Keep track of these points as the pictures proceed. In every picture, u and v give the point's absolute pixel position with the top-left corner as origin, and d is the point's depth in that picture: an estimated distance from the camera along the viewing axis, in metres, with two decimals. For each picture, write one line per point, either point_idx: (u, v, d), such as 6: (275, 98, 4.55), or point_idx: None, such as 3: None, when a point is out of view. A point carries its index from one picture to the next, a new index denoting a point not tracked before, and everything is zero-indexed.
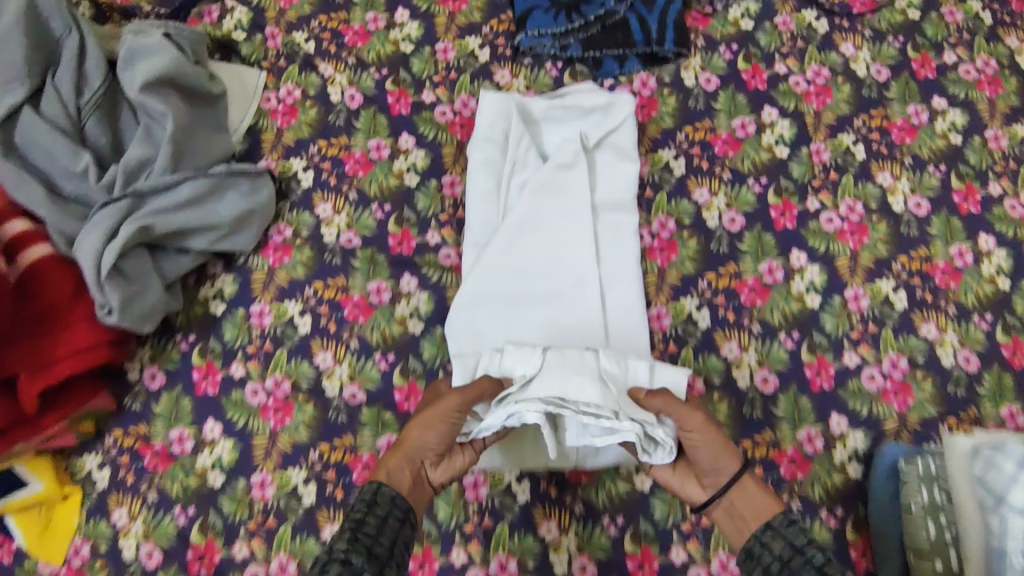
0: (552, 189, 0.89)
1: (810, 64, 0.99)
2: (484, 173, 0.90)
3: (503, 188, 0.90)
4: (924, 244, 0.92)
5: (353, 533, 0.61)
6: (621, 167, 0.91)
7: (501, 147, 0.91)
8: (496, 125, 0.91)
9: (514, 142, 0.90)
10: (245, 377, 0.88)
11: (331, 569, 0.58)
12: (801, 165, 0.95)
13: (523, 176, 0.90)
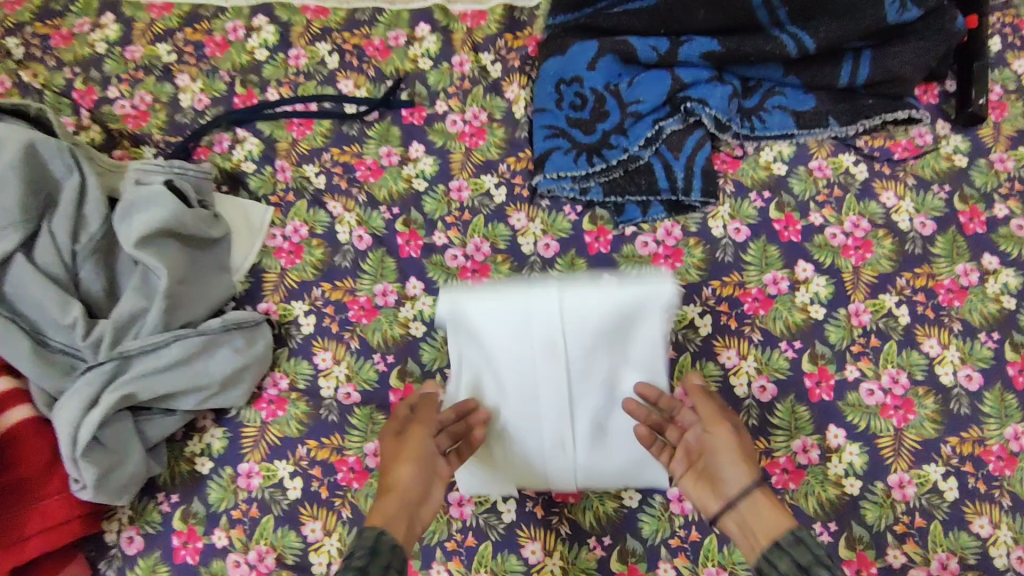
0: (561, 391, 0.75)
1: (848, 215, 0.94)
2: (475, 374, 0.78)
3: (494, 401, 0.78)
4: (975, 424, 0.83)
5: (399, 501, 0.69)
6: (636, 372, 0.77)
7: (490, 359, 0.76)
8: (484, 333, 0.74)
9: (506, 357, 0.75)
10: (228, 547, 0.81)
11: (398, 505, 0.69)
12: (839, 328, 0.87)
13: (519, 375, 0.76)
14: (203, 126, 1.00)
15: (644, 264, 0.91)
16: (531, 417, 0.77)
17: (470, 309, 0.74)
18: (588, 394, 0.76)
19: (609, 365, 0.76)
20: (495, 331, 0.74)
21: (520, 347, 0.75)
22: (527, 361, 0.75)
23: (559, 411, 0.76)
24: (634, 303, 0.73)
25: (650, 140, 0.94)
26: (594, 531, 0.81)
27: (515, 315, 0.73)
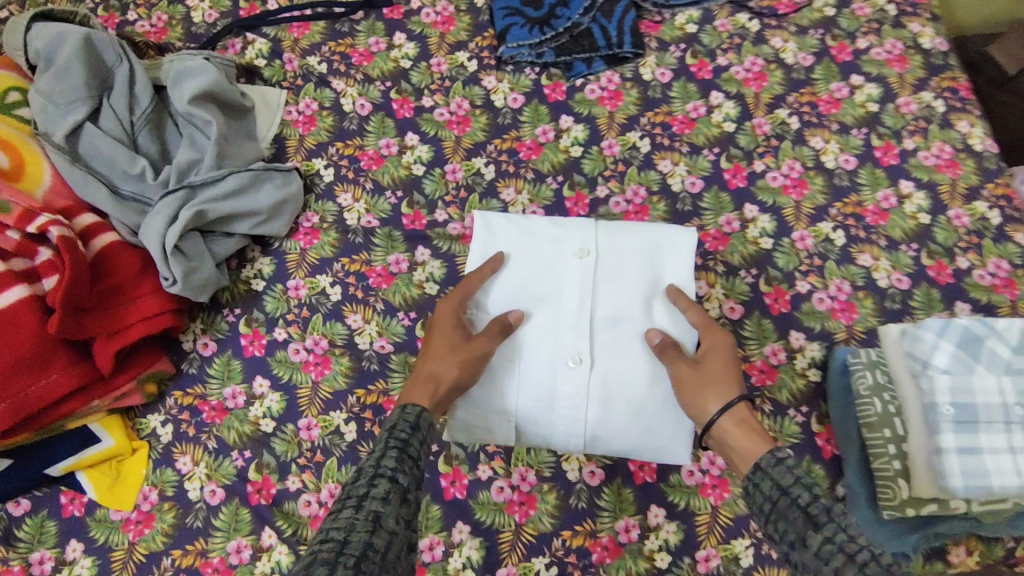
0: (578, 288, 0.93)
1: (747, 56, 1.18)
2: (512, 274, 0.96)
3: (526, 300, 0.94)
4: (854, 192, 1.08)
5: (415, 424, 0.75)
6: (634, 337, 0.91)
7: (528, 264, 0.96)
8: (521, 256, 0.96)
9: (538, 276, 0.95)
10: (288, 339, 1.01)
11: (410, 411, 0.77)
12: (747, 136, 1.12)
13: (547, 295, 0.94)
14: (217, 35, 1.20)
15: (593, 106, 1.15)
16: (552, 335, 0.92)
17: (500, 230, 0.99)
18: (606, 299, 0.93)
19: (627, 308, 0.92)
20: (529, 258, 0.96)
21: (550, 252, 0.96)
22: (543, 315, 0.93)
23: (576, 303, 0.92)
24: (665, 241, 0.96)
25: (587, 9, 1.17)
26: None
27: (544, 255, 0.96)
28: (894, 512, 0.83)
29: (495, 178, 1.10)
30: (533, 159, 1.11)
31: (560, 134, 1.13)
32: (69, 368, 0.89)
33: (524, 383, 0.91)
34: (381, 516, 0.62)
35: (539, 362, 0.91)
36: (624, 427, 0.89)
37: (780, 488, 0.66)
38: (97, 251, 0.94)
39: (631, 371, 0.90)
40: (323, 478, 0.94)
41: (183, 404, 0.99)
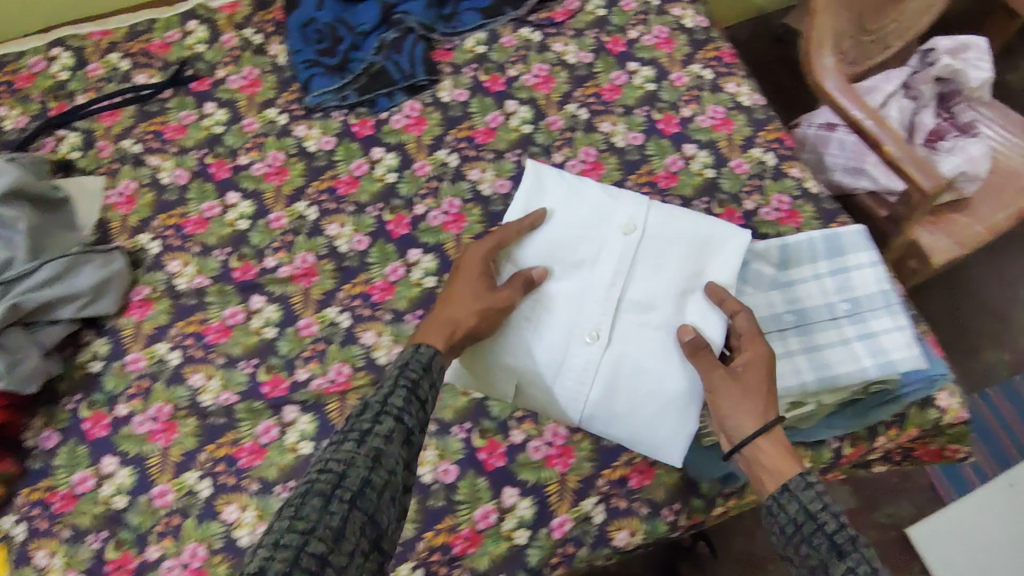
0: (625, 262, 0.97)
1: (534, 64, 1.30)
2: (561, 225, 1.01)
3: (581, 267, 0.99)
4: (645, 163, 1.19)
5: (424, 365, 0.78)
6: (660, 322, 0.95)
7: (592, 220, 1.01)
8: (563, 216, 1.02)
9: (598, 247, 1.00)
10: (132, 412, 1.02)
11: (426, 350, 0.79)
12: (544, 133, 1.23)
13: (582, 269, 0.99)
14: (29, 138, 1.23)
15: (400, 134, 1.23)
16: (590, 308, 0.96)
17: (551, 185, 1.05)
18: (646, 278, 0.97)
19: (666, 295, 0.95)
20: (588, 217, 1.01)
21: (600, 217, 1.01)
22: (575, 292, 0.98)
23: (608, 280, 0.97)
24: (725, 241, 0.98)
25: (379, 49, 1.26)
26: (409, 308, 1.07)
27: (586, 218, 1.01)
28: (710, 437, 0.92)
29: (319, 217, 1.16)
30: (352, 192, 1.18)
31: (373, 165, 1.20)
32: None
33: (539, 347, 0.95)
34: (382, 454, 0.66)
35: (558, 334, 0.95)
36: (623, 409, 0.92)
37: (810, 519, 0.70)
38: None
39: (653, 354, 0.93)
40: (183, 540, 0.93)
41: (32, 500, 0.97)
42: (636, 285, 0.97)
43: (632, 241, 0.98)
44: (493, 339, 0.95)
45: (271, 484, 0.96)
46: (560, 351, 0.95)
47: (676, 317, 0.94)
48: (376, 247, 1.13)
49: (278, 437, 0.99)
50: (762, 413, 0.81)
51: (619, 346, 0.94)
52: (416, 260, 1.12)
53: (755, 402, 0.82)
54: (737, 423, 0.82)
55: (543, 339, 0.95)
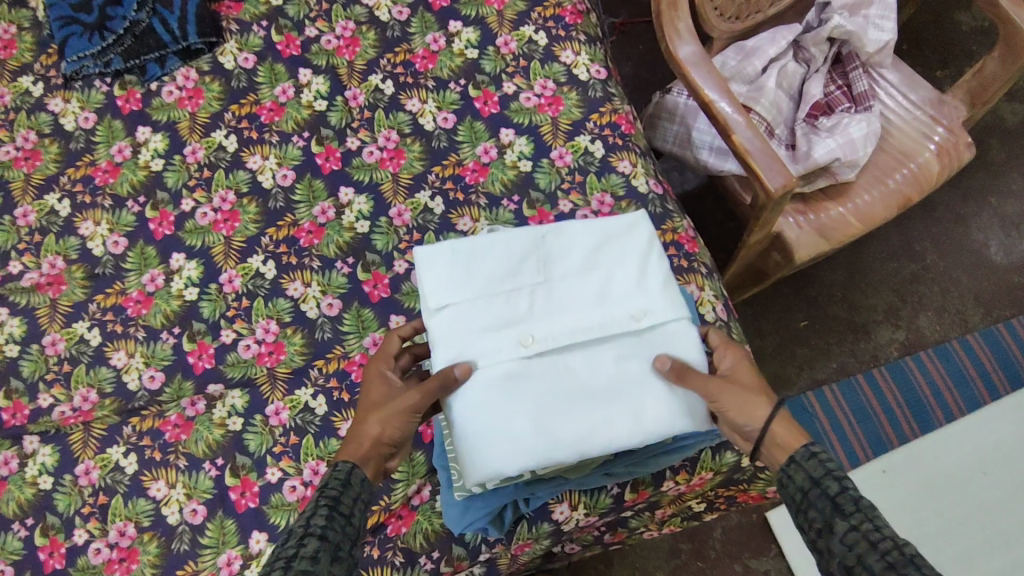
0: (615, 328, 0.74)
1: (337, 21, 1.11)
2: (571, 242, 0.80)
3: (558, 296, 0.77)
4: (452, 152, 1.03)
5: (341, 487, 0.64)
6: (562, 410, 0.71)
7: (590, 248, 0.80)
8: (608, 235, 0.81)
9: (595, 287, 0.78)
10: None
11: (343, 467, 0.67)
12: (339, 112, 1.05)
13: (574, 303, 0.76)
14: None
15: (171, 110, 1.06)
16: (534, 331, 0.74)
17: (626, 252, 0.80)
18: (612, 366, 0.73)
19: (598, 397, 0.72)
20: (594, 257, 0.80)
21: (620, 289, 0.78)
22: (581, 332, 0.74)
23: (588, 328, 0.74)
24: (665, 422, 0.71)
25: (142, 4, 1.08)
26: (165, 326, 0.96)
27: (618, 258, 0.80)
28: (460, 491, 0.80)
29: (72, 213, 1.02)
30: (110, 183, 1.03)
31: (138, 149, 1.05)
32: None
33: (454, 326, 0.74)
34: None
35: (495, 329, 0.74)
36: (467, 398, 0.71)
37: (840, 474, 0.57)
38: None
39: (498, 419, 0.70)
40: None
41: None
42: (598, 357, 0.73)
43: (620, 330, 0.74)
44: (470, 298, 0.75)
45: (9, 521, 0.90)
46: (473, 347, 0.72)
47: (556, 415, 0.71)
48: (135, 250, 1.00)
49: (19, 469, 0.92)
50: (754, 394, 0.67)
51: (508, 401, 0.70)
52: (179, 267, 0.99)
53: (747, 387, 0.68)
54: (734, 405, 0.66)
55: (488, 332, 0.74)
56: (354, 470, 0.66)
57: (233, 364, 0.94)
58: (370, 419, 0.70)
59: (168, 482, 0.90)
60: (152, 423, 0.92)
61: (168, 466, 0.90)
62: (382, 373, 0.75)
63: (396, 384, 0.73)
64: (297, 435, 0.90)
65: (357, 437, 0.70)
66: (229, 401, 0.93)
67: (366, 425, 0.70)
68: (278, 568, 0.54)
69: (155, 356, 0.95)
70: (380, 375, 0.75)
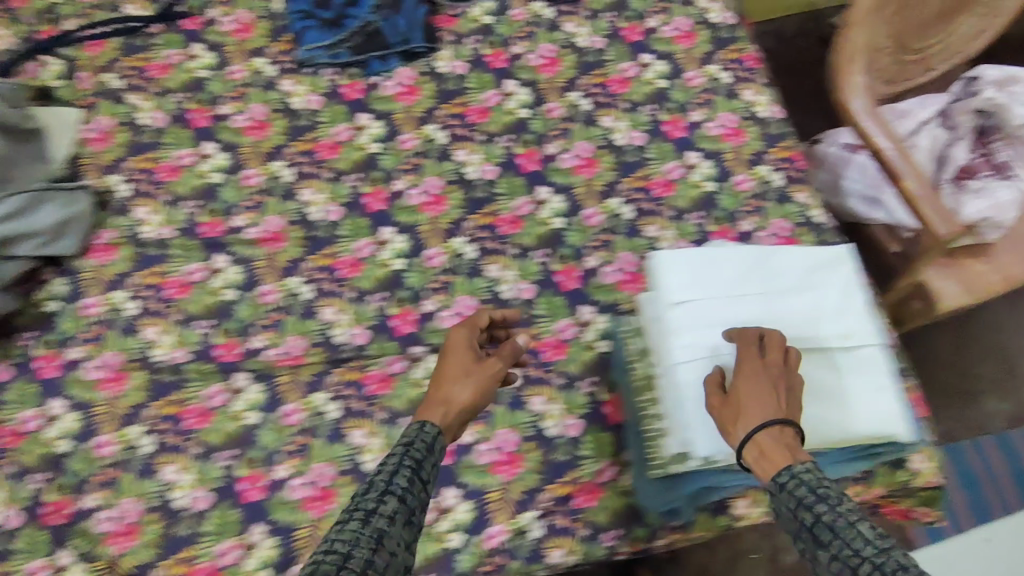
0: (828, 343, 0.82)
1: (541, 43, 1.21)
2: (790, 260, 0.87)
3: (777, 305, 0.84)
4: (643, 166, 1.12)
5: (426, 447, 0.73)
6: None
7: (808, 267, 0.87)
8: (821, 258, 0.88)
9: (810, 304, 0.85)
10: (84, 357, 1.01)
11: (428, 428, 0.75)
12: (540, 120, 1.15)
13: (792, 316, 0.84)
14: (13, 58, 1.18)
15: (389, 102, 1.16)
16: None
17: (839, 276, 0.87)
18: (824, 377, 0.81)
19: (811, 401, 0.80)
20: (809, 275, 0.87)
21: (833, 310, 0.85)
22: (798, 342, 0.82)
23: (804, 340, 0.82)
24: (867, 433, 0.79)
25: (377, 8, 1.17)
26: (372, 289, 1.05)
27: (831, 281, 0.87)
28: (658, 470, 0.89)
29: (294, 180, 1.11)
30: (331, 158, 1.12)
31: (357, 131, 1.14)
32: None
33: (687, 318, 0.82)
34: (384, 535, 0.62)
35: (724, 327, 0.82)
36: (698, 386, 0.80)
37: (817, 496, 0.61)
38: None
39: None
40: (120, 493, 0.95)
41: None
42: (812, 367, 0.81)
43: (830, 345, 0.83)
44: (701, 296, 0.83)
45: (213, 450, 0.96)
46: (704, 340, 0.81)
47: None
48: (348, 220, 1.09)
49: (225, 402, 0.99)
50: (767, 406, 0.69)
51: None
52: (387, 239, 1.08)
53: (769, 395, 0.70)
54: (730, 419, 0.71)
55: (716, 328, 0.82)
56: (439, 437, 0.75)
57: (432, 332, 1.02)
58: (456, 385, 0.80)
59: (366, 432, 0.97)
60: (355, 374, 1.00)
61: (367, 416, 0.98)
62: (450, 351, 0.86)
63: (474, 359, 0.85)
64: (489, 403, 0.99)
65: (441, 401, 0.79)
66: (426, 364, 1.01)
67: (452, 390, 0.80)
68: (359, 516, 0.63)
69: (360, 316, 1.03)
70: (461, 347, 0.86)
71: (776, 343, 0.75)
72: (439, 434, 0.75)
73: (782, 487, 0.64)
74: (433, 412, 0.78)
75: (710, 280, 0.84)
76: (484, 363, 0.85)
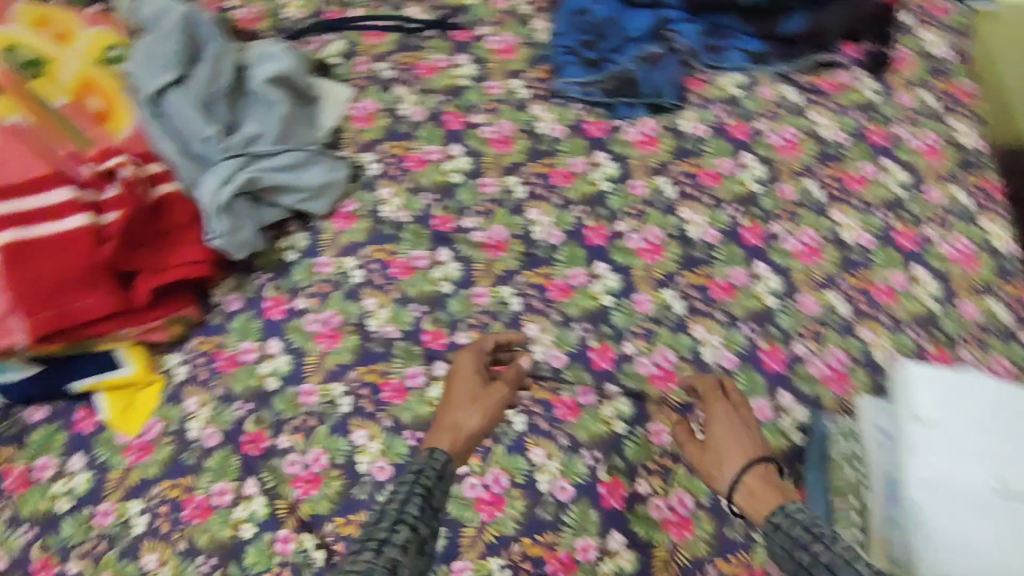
0: None
1: (783, 125, 1.24)
2: None
3: None
4: (866, 268, 1.12)
5: (424, 497, 0.83)
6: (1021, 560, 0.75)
7: None
8: None
9: None
10: (307, 308, 1.08)
11: (437, 457, 0.89)
12: (770, 199, 1.17)
13: None
14: (303, 30, 1.31)
15: (628, 147, 1.21)
16: (1007, 477, 0.79)
17: None
18: None
19: None
20: None
21: None
22: None
23: None
24: None
25: (639, 59, 1.25)
26: (578, 318, 1.08)
27: None
28: None
29: (524, 198, 1.17)
30: (564, 186, 1.18)
31: (592, 167, 1.20)
32: (112, 294, 0.96)
33: (933, 437, 0.82)
34: (396, 565, 0.76)
35: (972, 458, 0.80)
36: (937, 511, 0.78)
37: (812, 535, 0.74)
38: (158, 197, 1.02)
39: (954, 538, 0.77)
40: (311, 442, 0.99)
41: (202, 349, 1.05)
42: None
43: None
44: (952, 420, 0.82)
45: (403, 428, 1.00)
46: (947, 465, 0.80)
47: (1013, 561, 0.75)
48: (568, 247, 1.13)
49: (422, 385, 1.03)
50: (738, 453, 0.87)
51: (971, 526, 0.77)
52: (602, 274, 1.11)
53: (720, 442, 0.89)
54: (709, 464, 0.88)
55: (964, 457, 0.80)
56: (448, 464, 0.89)
57: (628, 374, 1.04)
58: (461, 412, 0.95)
59: (547, 453, 0.98)
60: (546, 394, 1.03)
61: (551, 438, 0.99)
62: (460, 379, 0.99)
63: (481, 386, 0.99)
64: (672, 460, 0.99)
65: (448, 427, 0.93)
66: (617, 404, 1.02)
67: (457, 417, 0.95)
68: (373, 545, 0.77)
69: (563, 340, 1.06)
70: (467, 379, 0.99)
71: (730, 392, 0.96)
72: (449, 460, 0.90)
73: (777, 526, 0.78)
74: (442, 440, 0.92)
75: (965, 406, 0.83)
76: (487, 389, 0.99)
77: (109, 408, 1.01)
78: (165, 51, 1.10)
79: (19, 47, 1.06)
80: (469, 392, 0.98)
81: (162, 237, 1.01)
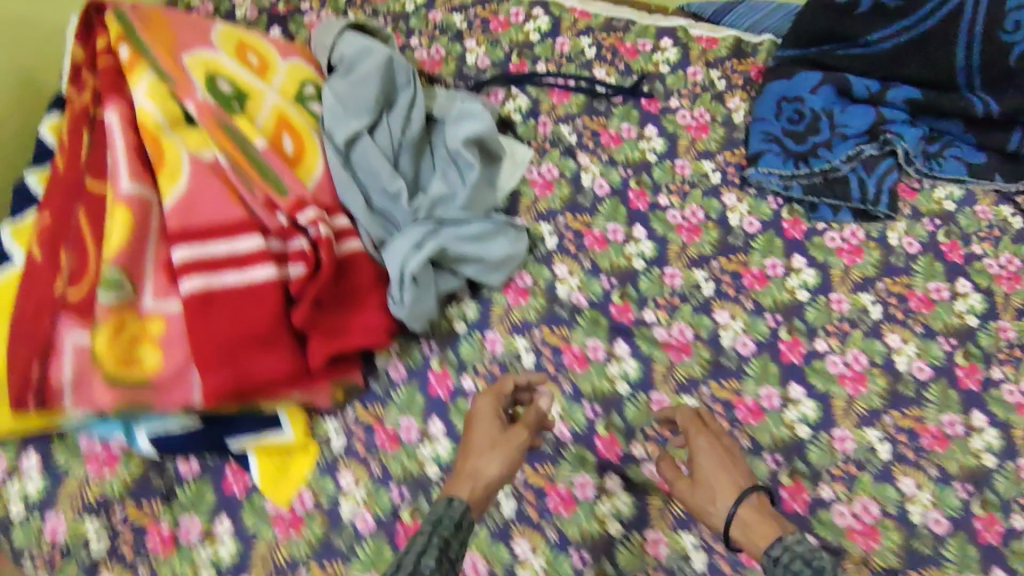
0: None
1: (1004, 251, 1.10)
2: None
3: None
4: None
5: (440, 553, 0.67)
6: None
7: None
8: None
9: None
10: (473, 389, 1.00)
11: (457, 505, 0.73)
12: (990, 337, 1.04)
13: None
14: (486, 81, 1.25)
15: (829, 254, 1.11)
16: None
17: None
18: None
19: None
20: None
21: None
22: None
23: None
24: None
25: (851, 157, 1.15)
26: (770, 447, 0.97)
27: None
28: None
29: (712, 296, 1.08)
30: (757, 288, 1.08)
31: (790, 272, 1.10)
32: (292, 357, 0.89)
33: None
34: None
35: None
36: None
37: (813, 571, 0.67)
38: (345, 253, 0.96)
39: None
40: (469, 545, 0.90)
41: (361, 419, 0.98)
42: None
43: None
44: None
45: (569, 543, 0.90)
46: None
47: None
48: (760, 360, 1.03)
49: (592, 498, 0.93)
50: (725, 489, 0.79)
51: None
52: (798, 399, 1.01)
53: (705, 460, 0.83)
54: (701, 496, 0.81)
55: None
56: (467, 512, 0.73)
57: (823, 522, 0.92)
58: (480, 458, 0.80)
59: None
60: None
61: None
62: (479, 421, 0.86)
63: (500, 431, 0.84)
64: None
65: (469, 474, 0.78)
66: None
67: (478, 463, 0.79)
68: None
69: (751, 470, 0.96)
70: (485, 424, 0.85)
71: (715, 422, 0.91)
72: (467, 508, 0.74)
73: (777, 560, 0.71)
74: (461, 488, 0.77)
75: None
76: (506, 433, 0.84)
77: (262, 472, 0.93)
78: (363, 96, 1.05)
79: (221, 72, 0.97)
80: (488, 433, 0.83)
81: (345, 298, 0.95)
